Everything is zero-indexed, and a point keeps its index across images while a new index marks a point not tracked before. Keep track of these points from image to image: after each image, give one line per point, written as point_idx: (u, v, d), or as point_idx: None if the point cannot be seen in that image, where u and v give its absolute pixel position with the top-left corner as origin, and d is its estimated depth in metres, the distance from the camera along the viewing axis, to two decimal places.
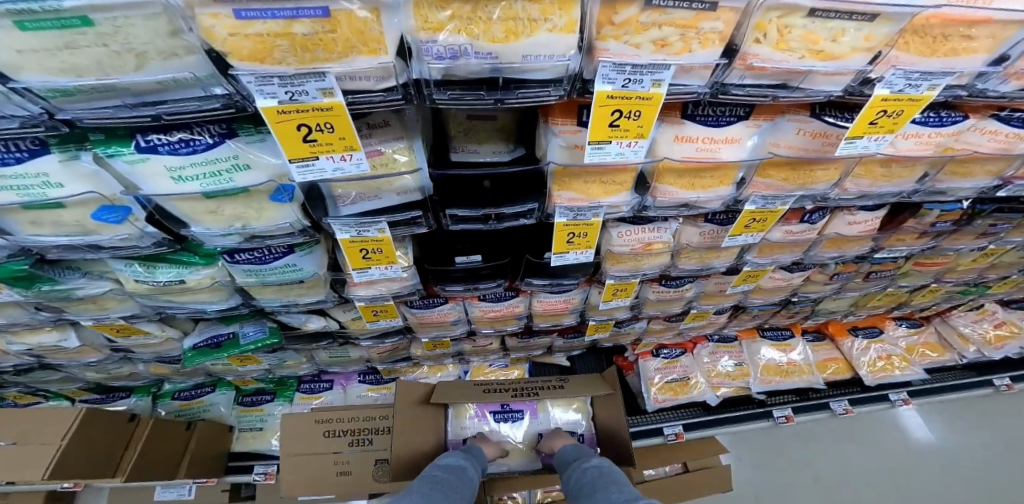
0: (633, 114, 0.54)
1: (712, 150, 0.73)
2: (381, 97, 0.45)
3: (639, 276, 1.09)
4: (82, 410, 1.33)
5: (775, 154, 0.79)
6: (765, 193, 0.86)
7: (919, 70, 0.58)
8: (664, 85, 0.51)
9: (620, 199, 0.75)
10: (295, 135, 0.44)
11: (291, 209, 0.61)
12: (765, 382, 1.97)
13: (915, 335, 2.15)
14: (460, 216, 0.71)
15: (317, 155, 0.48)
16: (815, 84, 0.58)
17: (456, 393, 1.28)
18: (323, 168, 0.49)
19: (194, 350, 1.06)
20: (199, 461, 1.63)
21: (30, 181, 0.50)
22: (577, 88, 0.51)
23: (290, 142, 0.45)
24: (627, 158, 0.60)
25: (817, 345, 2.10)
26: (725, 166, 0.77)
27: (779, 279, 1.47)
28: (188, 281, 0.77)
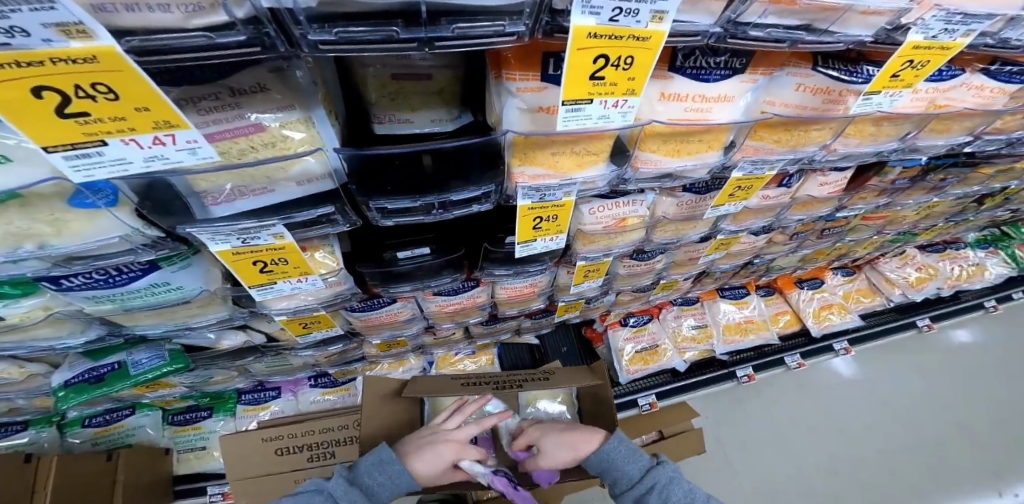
0: (623, 62, 0.37)
1: (703, 112, 0.51)
2: (204, 42, 0.26)
3: (611, 255, 0.91)
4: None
5: (768, 115, 0.58)
6: (755, 158, 0.66)
7: (963, 12, 0.45)
8: (668, 19, 0.33)
9: (593, 173, 0.55)
10: (38, 107, 0.24)
11: (118, 219, 0.42)
12: (727, 342, 1.99)
13: (849, 283, 2.19)
14: (389, 207, 0.52)
15: (106, 138, 0.28)
16: (846, 27, 0.43)
17: (434, 384, 1.12)
18: (126, 158, 0.30)
19: (66, 389, 0.83)
20: (134, 489, 1.40)
21: None
22: (541, 27, 0.33)
23: (49, 126, 0.26)
24: (610, 124, 0.44)
25: (769, 300, 2.12)
26: (716, 129, 0.55)
27: (746, 243, 1.27)
28: (6, 317, 0.55)
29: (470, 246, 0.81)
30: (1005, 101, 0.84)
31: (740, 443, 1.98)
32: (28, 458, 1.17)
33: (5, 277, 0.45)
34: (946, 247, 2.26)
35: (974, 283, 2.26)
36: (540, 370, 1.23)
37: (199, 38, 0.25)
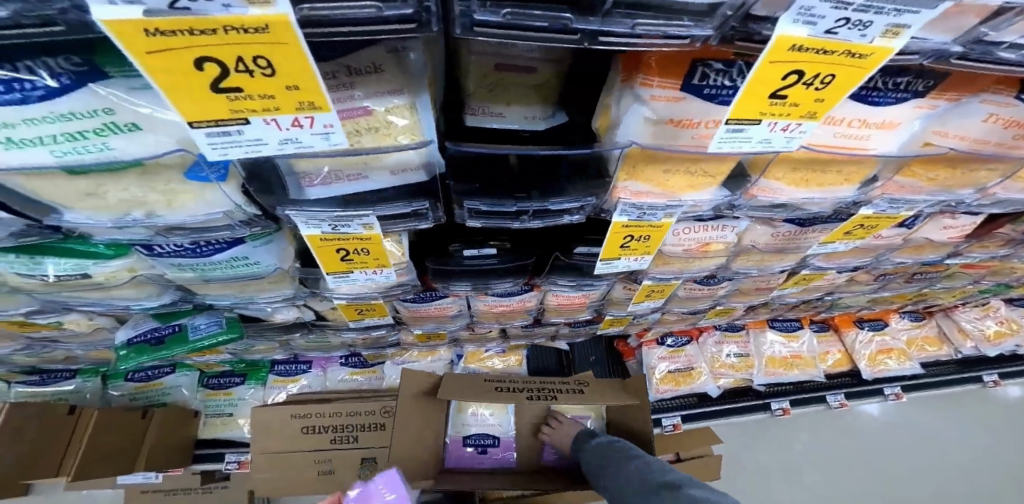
0: (820, 80, 0.31)
1: (858, 140, 0.45)
2: (371, 13, 0.23)
3: (682, 276, 0.86)
4: (6, 405, 1.05)
5: (935, 146, 0.48)
6: (896, 196, 0.59)
7: None
8: (905, 36, 0.26)
9: (702, 196, 0.50)
10: (194, 77, 0.23)
11: (223, 194, 0.41)
12: (768, 374, 1.86)
13: (916, 328, 2.02)
14: (481, 210, 0.49)
15: (248, 117, 0.27)
16: None
17: (464, 386, 1.10)
18: (260, 140, 0.28)
19: (128, 347, 0.85)
20: (164, 447, 1.44)
21: None
22: (726, 33, 0.28)
23: (198, 94, 0.24)
24: (772, 147, 0.39)
25: (822, 336, 1.99)
26: (866, 159, 0.48)
27: (828, 281, 1.16)
28: (94, 274, 0.55)
29: (540, 252, 0.76)
30: None
31: (766, 475, 1.88)
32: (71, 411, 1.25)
33: (108, 240, 0.45)
34: None
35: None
36: (573, 382, 1.18)
37: (369, 8, 0.23)
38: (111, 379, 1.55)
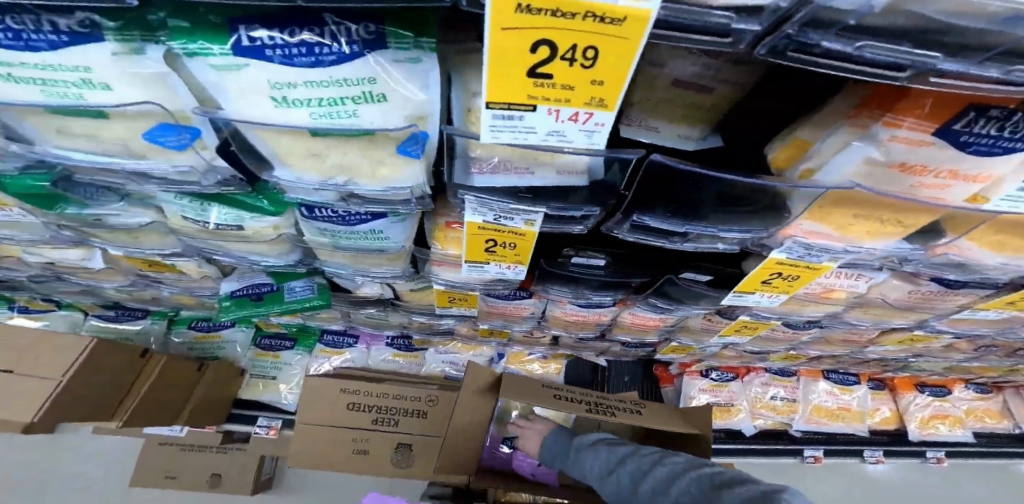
0: None
1: None
2: (722, 23, 0.22)
3: (787, 318, 0.83)
4: (90, 344, 1.06)
5: None
6: None
7: None
8: None
9: (881, 244, 0.48)
10: (520, 60, 0.25)
11: (418, 170, 0.43)
12: (810, 422, 1.81)
13: (979, 400, 1.91)
14: (644, 223, 0.52)
15: (536, 104, 0.28)
16: None
17: (522, 386, 1.03)
18: (531, 128, 0.30)
19: (231, 300, 0.89)
20: (206, 405, 1.46)
21: (59, 76, 0.30)
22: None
23: (512, 84, 0.26)
24: None
25: (877, 393, 1.89)
26: None
27: (928, 344, 1.09)
28: (246, 226, 0.58)
29: (654, 271, 0.73)
30: None
31: None
32: (144, 354, 1.26)
33: (297, 198, 0.49)
34: None
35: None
36: (629, 401, 1.12)
37: (712, 20, 0.22)
38: (176, 325, 1.60)
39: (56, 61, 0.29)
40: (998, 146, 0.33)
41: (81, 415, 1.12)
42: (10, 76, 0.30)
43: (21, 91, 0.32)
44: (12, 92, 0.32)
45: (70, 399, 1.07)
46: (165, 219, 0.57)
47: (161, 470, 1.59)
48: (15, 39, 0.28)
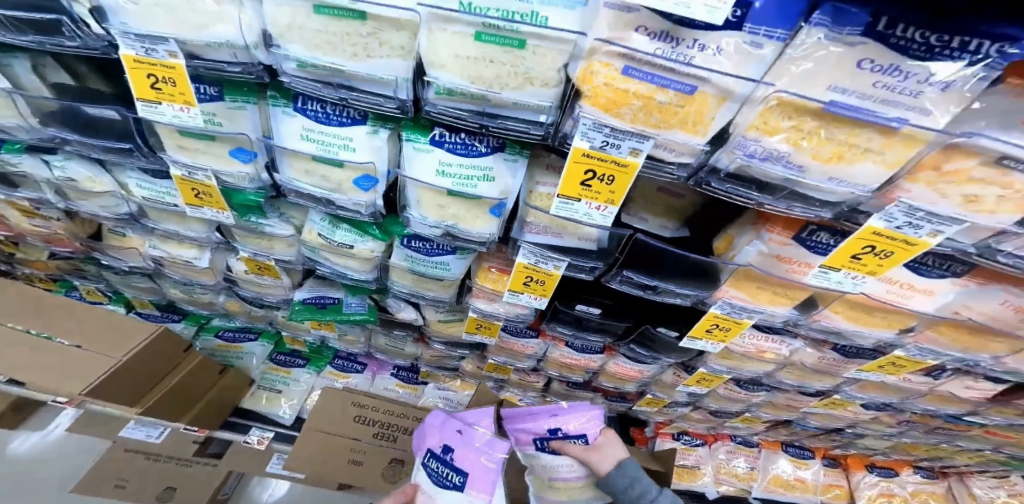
0: (884, 253, 0.53)
1: (904, 296, 0.66)
2: (670, 168, 0.52)
3: (734, 373, 1.11)
4: (160, 328, 1.20)
5: (961, 318, 0.68)
6: (925, 346, 0.77)
7: None
8: (941, 238, 0.47)
9: (778, 310, 0.76)
10: (580, 175, 0.55)
11: (495, 224, 0.72)
12: (767, 491, 1.99)
13: (926, 484, 2.10)
14: (630, 278, 0.77)
15: (581, 198, 0.58)
16: None
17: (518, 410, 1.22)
18: (577, 209, 0.60)
19: (303, 305, 1.13)
20: (210, 409, 1.52)
21: (335, 142, 0.60)
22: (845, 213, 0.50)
23: (570, 181, 0.56)
24: (845, 289, 0.62)
25: (829, 470, 2.09)
26: (905, 313, 0.70)
27: (852, 413, 1.38)
28: (355, 247, 0.86)
29: (633, 321, 0.97)
30: None
31: None
32: (187, 349, 1.35)
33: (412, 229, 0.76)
34: None
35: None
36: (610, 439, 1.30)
37: (661, 162, 0.52)
38: (204, 332, 1.72)
39: (336, 131, 0.59)
40: (828, 248, 0.61)
41: (113, 396, 1.17)
42: (307, 136, 0.60)
43: (303, 145, 0.61)
44: (298, 145, 0.61)
45: (116, 380, 1.15)
46: (302, 233, 0.85)
47: (110, 479, 1.31)
48: (324, 118, 0.58)
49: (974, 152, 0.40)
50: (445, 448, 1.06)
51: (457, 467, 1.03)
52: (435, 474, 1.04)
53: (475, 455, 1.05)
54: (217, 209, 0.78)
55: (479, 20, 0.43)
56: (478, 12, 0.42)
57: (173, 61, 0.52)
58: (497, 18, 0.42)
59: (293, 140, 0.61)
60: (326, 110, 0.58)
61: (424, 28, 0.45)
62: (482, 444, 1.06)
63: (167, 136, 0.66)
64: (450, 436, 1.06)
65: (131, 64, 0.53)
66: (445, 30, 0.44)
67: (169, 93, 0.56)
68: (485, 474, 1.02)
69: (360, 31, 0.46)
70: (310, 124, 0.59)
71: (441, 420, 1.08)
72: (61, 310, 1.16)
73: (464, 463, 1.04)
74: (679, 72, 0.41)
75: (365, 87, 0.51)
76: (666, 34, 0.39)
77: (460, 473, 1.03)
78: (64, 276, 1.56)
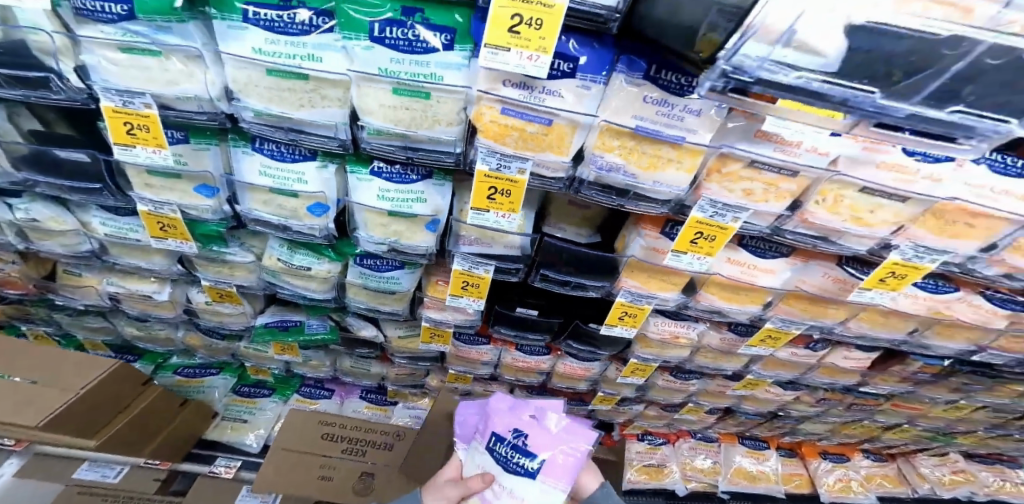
0: (710, 238, 0.73)
1: (753, 276, 0.89)
2: (550, 181, 0.68)
3: (660, 361, 1.32)
4: (117, 362, 1.20)
5: (801, 289, 0.91)
6: (786, 317, 1.00)
7: (928, 245, 0.68)
8: (739, 221, 0.69)
9: (669, 295, 0.97)
10: (485, 191, 0.70)
11: (431, 238, 0.86)
12: (732, 483, 2.12)
13: (876, 466, 2.30)
14: (548, 276, 0.93)
15: (490, 209, 0.73)
16: (847, 242, 0.71)
17: None
18: (488, 218, 0.74)
19: (264, 328, 1.24)
20: (169, 442, 1.50)
21: (290, 176, 0.73)
22: (677, 207, 0.70)
23: (478, 196, 0.71)
24: (691, 267, 0.80)
25: (787, 460, 2.25)
26: (759, 289, 0.94)
27: (772, 394, 1.68)
28: (312, 269, 0.97)
29: (565, 317, 1.13)
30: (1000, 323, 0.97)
31: None
32: (145, 382, 1.34)
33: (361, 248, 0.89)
34: (996, 461, 2.37)
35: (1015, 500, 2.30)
36: None
37: (542, 177, 0.68)
38: (162, 369, 1.75)
39: (289, 166, 0.72)
40: None
41: (72, 430, 1.12)
42: (265, 172, 0.73)
43: (261, 179, 0.74)
44: (257, 180, 0.74)
45: (76, 413, 1.11)
46: (261, 259, 0.97)
47: None
48: (278, 155, 0.71)
49: (737, 159, 0.62)
50: (516, 431, 0.90)
51: (532, 453, 0.87)
52: (504, 459, 0.89)
53: (550, 444, 0.88)
54: (181, 240, 0.88)
55: (396, 81, 0.56)
56: (395, 76, 0.56)
57: (148, 111, 0.62)
58: (409, 78, 0.56)
59: (252, 175, 0.74)
60: (280, 149, 0.71)
61: (356, 87, 0.57)
62: (562, 430, 0.90)
63: (135, 176, 0.76)
64: (523, 420, 0.90)
65: (110, 114, 0.63)
66: (370, 87, 0.57)
67: (144, 138, 0.66)
68: (566, 463, 0.87)
69: (304, 88, 0.58)
70: (267, 161, 0.72)
71: (507, 403, 0.95)
72: (16, 352, 1.15)
73: (539, 451, 0.87)
74: (539, 110, 0.59)
75: (311, 131, 0.64)
76: (524, 84, 0.57)
77: (536, 459, 0.87)
78: (10, 321, 1.57)
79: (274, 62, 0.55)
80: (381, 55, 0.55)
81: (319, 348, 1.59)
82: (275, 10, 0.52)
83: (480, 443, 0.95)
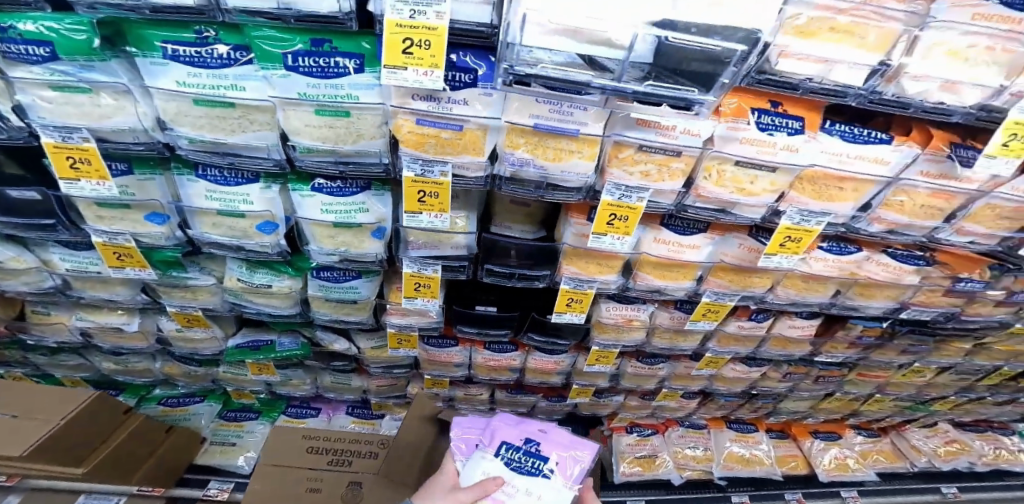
0: (623, 218, 0.82)
1: (679, 252, 0.98)
2: (472, 181, 0.76)
3: (620, 346, 1.38)
4: (96, 392, 1.23)
5: (723, 261, 1.00)
6: (718, 290, 1.08)
7: (810, 208, 0.77)
8: (644, 201, 0.78)
9: (608, 278, 1.05)
10: (414, 195, 0.77)
11: (379, 245, 0.92)
12: (727, 468, 2.06)
13: (869, 442, 2.29)
14: (493, 270, 1.00)
15: (422, 211, 0.80)
16: (741, 211, 0.80)
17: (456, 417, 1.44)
18: (422, 219, 0.81)
19: (237, 348, 1.29)
20: (156, 471, 1.50)
21: (235, 198, 0.79)
22: (590, 193, 0.79)
23: (409, 200, 0.78)
24: (616, 247, 0.88)
25: (780, 442, 2.22)
26: (688, 264, 1.02)
27: (739, 371, 1.70)
28: (273, 286, 1.03)
29: (522, 309, 1.20)
30: (911, 278, 1.03)
31: None
32: (127, 410, 1.36)
33: (315, 261, 0.94)
34: (983, 428, 2.38)
35: (1012, 467, 2.27)
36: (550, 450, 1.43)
37: (465, 178, 0.76)
38: (145, 401, 1.79)
39: (233, 189, 0.78)
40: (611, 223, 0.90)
41: (57, 460, 1.13)
42: (211, 196, 0.79)
43: (208, 203, 0.80)
44: (204, 204, 0.80)
45: (60, 443, 1.14)
46: (221, 281, 1.02)
47: None
48: (222, 179, 0.77)
49: (629, 145, 0.72)
50: (526, 439, 1.04)
51: (544, 456, 1.02)
52: (518, 462, 0.99)
53: (562, 450, 1.03)
54: (138, 268, 0.93)
55: (314, 103, 0.63)
56: (313, 99, 0.62)
57: (86, 145, 0.67)
58: (325, 99, 0.62)
59: (199, 199, 0.79)
60: (223, 174, 0.77)
61: (280, 110, 0.64)
62: (570, 442, 1.06)
63: (85, 209, 0.81)
64: (532, 430, 1.06)
65: (52, 150, 0.68)
66: (293, 110, 0.63)
67: (86, 171, 0.71)
68: (574, 463, 1.02)
69: (232, 115, 0.64)
70: (212, 186, 0.78)
71: (514, 419, 1.08)
72: None
73: (550, 452, 1.02)
74: (449, 118, 0.67)
75: (246, 153, 0.70)
76: (430, 96, 0.64)
77: (549, 460, 1.01)
78: None
79: (198, 93, 0.62)
80: (297, 81, 0.61)
81: (297, 366, 1.63)
82: (193, 47, 0.59)
83: (488, 454, 1.00)
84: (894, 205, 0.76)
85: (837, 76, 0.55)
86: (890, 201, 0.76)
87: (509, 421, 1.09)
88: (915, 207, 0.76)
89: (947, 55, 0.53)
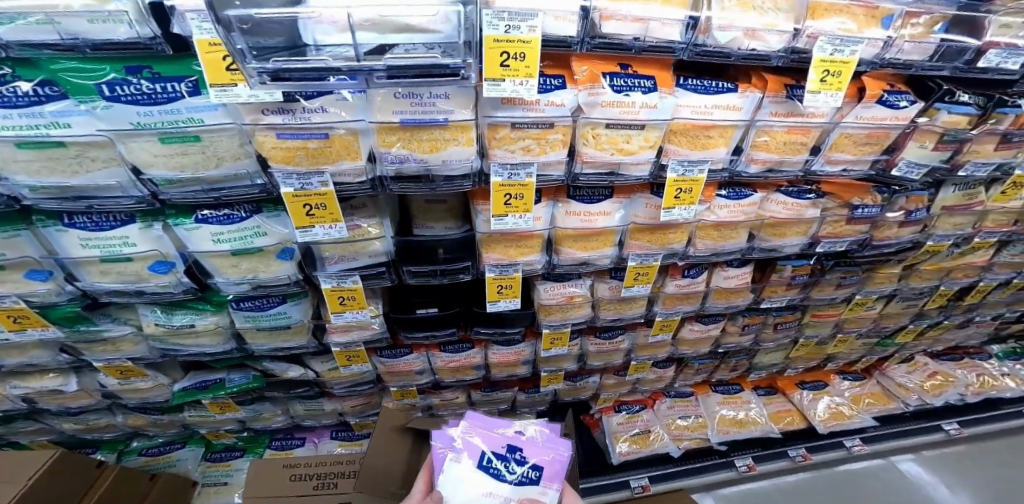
0: (519, 196, 0.83)
1: (592, 221, 1.00)
2: (357, 187, 0.76)
3: (569, 326, 1.37)
4: (61, 448, 1.16)
5: (636, 222, 1.03)
6: (640, 252, 1.10)
7: (689, 159, 0.80)
8: (533, 176, 0.79)
9: (532, 258, 1.05)
10: (301, 210, 0.77)
11: (289, 266, 0.92)
12: (723, 432, 2.05)
13: (858, 386, 2.25)
14: (414, 271, 0.99)
15: (314, 224, 0.80)
16: (629, 171, 0.81)
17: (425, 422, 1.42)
18: (317, 232, 0.81)
19: (183, 391, 1.27)
20: None
21: (115, 241, 0.78)
22: (479, 178, 0.79)
23: (298, 214, 0.77)
24: (522, 225, 0.89)
25: (770, 399, 2.20)
26: (604, 231, 1.04)
27: (697, 330, 1.72)
28: (197, 325, 1.02)
29: (462, 304, 1.21)
30: (813, 211, 1.09)
31: None
32: (100, 464, 1.30)
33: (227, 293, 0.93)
34: (962, 356, 2.36)
35: (1002, 393, 2.24)
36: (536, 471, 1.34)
37: (350, 185, 0.76)
38: (124, 455, 1.74)
39: (110, 233, 0.77)
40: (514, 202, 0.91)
41: None
42: (89, 244, 0.78)
43: (89, 251, 0.79)
44: (85, 253, 0.79)
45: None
46: (139, 328, 1.01)
47: None
48: (96, 225, 0.76)
49: (502, 125, 0.73)
50: (509, 446, 0.93)
51: (529, 462, 0.92)
52: (497, 472, 0.91)
53: (544, 452, 0.93)
54: (40, 327, 0.92)
55: (156, 134, 0.63)
56: (153, 130, 0.63)
57: None
58: (167, 127, 0.63)
59: (76, 249, 0.78)
60: (94, 220, 0.76)
61: (121, 144, 0.64)
62: (550, 440, 0.96)
63: None
64: (513, 435, 0.95)
65: None
66: (133, 142, 0.64)
67: None
68: (557, 467, 0.92)
69: (67, 154, 0.64)
70: (85, 234, 0.77)
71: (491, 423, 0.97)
72: None
73: (533, 457, 0.93)
74: (312, 128, 0.66)
75: (102, 194, 0.69)
76: (282, 109, 0.64)
77: (533, 467, 0.92)
78: None
79: (19, 135, 0.60)
80: (126, 111, 0.61)
81: (263, 399, 1.60)
82: None
83: (466, 465, 0.92)
84: (761, 145, 0.81)
85: (657, 33, 0.59)
86: (757, 142, 0.81)
87: (482, 426, 0.98)
88: (778, 145, 0.81)
89: (738, 6, 0.60)
